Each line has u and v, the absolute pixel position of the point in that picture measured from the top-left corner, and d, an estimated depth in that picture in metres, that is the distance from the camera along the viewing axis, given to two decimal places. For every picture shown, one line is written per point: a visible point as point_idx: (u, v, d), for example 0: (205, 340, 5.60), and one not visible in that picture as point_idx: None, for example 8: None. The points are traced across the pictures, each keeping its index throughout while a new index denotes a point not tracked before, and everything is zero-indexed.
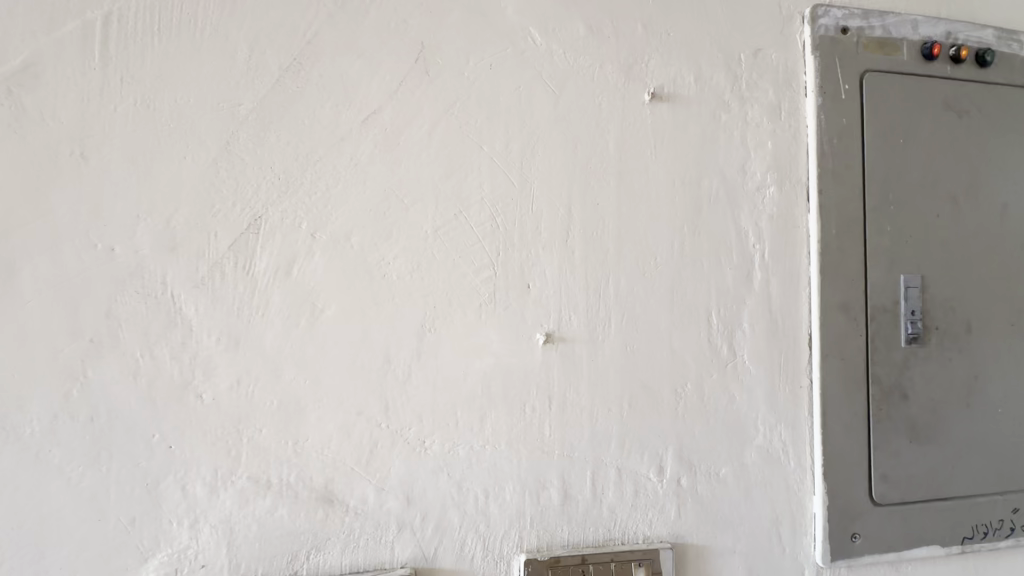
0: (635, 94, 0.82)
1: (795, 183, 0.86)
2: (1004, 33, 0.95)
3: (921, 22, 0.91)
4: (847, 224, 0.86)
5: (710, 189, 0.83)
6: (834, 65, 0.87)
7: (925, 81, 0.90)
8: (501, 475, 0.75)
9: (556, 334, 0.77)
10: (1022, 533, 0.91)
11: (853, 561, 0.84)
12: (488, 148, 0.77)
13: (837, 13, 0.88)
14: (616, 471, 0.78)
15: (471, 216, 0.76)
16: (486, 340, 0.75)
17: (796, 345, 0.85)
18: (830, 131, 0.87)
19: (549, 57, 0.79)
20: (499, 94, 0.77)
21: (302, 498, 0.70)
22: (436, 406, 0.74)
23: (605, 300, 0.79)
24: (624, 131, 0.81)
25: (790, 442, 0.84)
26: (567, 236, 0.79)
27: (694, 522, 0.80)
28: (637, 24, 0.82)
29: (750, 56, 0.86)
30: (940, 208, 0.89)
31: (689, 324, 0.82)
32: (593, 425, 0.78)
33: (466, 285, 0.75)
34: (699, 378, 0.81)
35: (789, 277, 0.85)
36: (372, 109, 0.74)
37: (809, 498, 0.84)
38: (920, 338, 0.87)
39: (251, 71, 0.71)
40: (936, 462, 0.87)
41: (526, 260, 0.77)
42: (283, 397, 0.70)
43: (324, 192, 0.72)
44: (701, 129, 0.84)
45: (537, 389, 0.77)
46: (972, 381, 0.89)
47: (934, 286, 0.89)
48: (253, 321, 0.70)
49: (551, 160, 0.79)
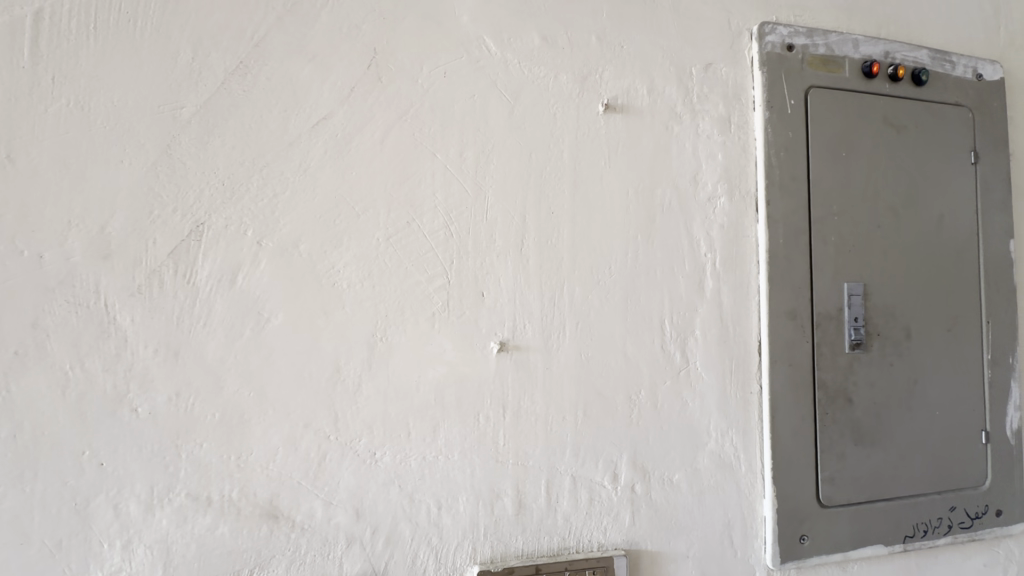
0: (589, 104, 0.83)
1: (745, 194, 0.89)
2: (938, 54, 1.01)
3: (862, 42, 0.95)
4: (794, 234, 0.89)
5: (663, 199, 0.85)
6: (781, 81, 0.90)
7: (866, 98, 0.94)
8: (454, 486, 0.74)
9: (510, 343, 0.77)
10: (958, 530, 0.95)
11: (802, 562, 0.86)
12: (441, 155, 0.77)
13: (783, 30, 0.91)
14: (571, 478, 0.78)
15: (425, 224, 0.75)
16: (440, 349, 0.75)
17: (746, 352, 0.87)
18: (778, 143, 0.89)
19: (504, 65, 0.80)
20: (454, 101, 0.77)
21: (245, 514, 0.67)
22: (387, 417, 0.72)
23: (560, 308, 0.80)
24: (579, 141, 0.82)
25: (741, 447, 0.86)
26: (522, 245, 0.79)
27: (648, 528, 0.81)
28: (591, 36, 0.83)
29: (701, 70, 0.88)
30: (881, 219, 0.93)
31: (643, 332, 0.83)
32: (548, 433, 0.78)
33: (419, 293, 0.74)
34: (652, 385, 0.82)
35: (739, 285, 0.87)
36: (323, 114, 0.73)
37: (759, 502, 0.86)
38: (863, 343, 0.90)
39: (194, 73, 0.69)
40: (879, 464, 0.90)
41: (481, 268, 0.77)
42: (225, 410, 0.68)
43: (271, 199, 0.70)
44: (654, 140, 0.85)
45: (492, 399, 0.76)
46: (912, 385, 0.93)
47: (876, 294, 0.92)
48: (194, 331, 0.67)
49: (506, 168, 0.79)
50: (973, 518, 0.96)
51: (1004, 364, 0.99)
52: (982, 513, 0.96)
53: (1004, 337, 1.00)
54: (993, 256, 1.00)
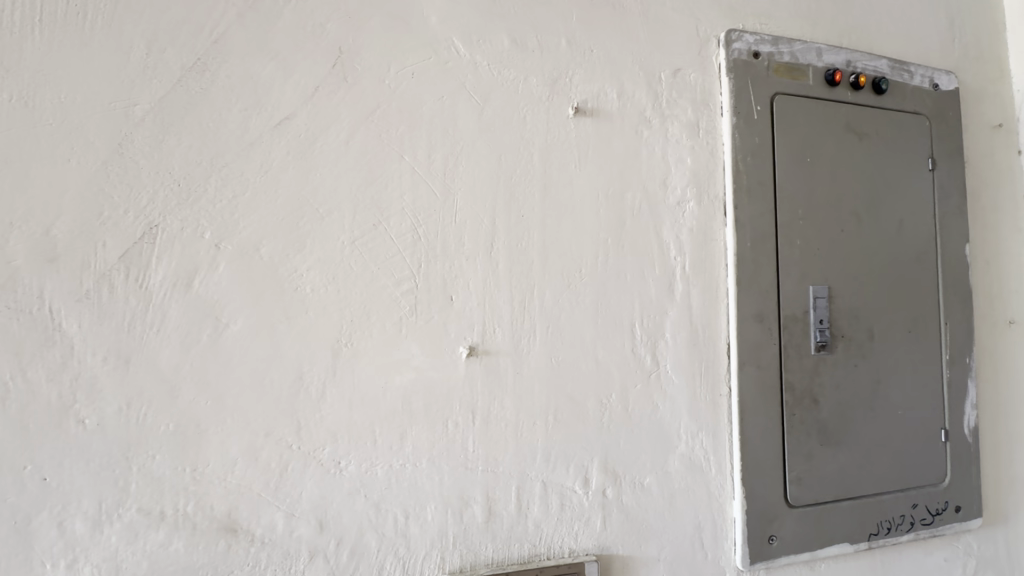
0: (560, 107, 0.83)
1: (713, 198, 0.90)
2: (897, 64, 1.04)
3: (825, 50, 0.98)
4: (761, 237, 0.90)
5: (633, 202, 0.85)
6: (747, 87, 0.92)
7: (829, 105, 0.97)
8: (422, 494, 0.72)
9: (479, 347, 0.76)
10: (920, 526, 0.97)
11: (771, 562, 0.87)
12: (409, 157, 0.75)
13: (749, 38, 0.93)
14: (542, 484, 0.77)
15: (392, 227, 0.74)
16: (407, 355, 0.73)
17: (715, 354, 0.87)
18: (745, 148, 0.91)
19: (473, 68, 0.79)
20: (422, 103, 0.76)
21: (201, 529, 0.64)
22: (353, 424, 0.70)
23: (530, 312, 0.79)
24: (549, 144, 0.82)
25: (711, 449, 0.86)
26: (491, 248, 0.78)
27: (619, 533, 0.80)
28: (561, 40, 0.83)
29: (669, 75, 0.89)
30: (844, 223, 0.96)
31: (614, 335, 0.83)
32: (518, 439, 0.77)
33: (386, 297, 0.73)
34: (623, 388, 0.82)
35: (708, 288, 0.88)
36: (285, 114, 0.71)
37: (729, 503, 0.86)
38: (828, 345, 0.92)
39: (148, 70, 0.66)
40: (844, 463, 0.92)
41: (450, 272, 0.76)
42: (180, 420, 0.65)
43: (230, 200, 0.68)
44: (624, 144, 0.86)
45: (461, 404, 0.75)
46: (875, 385, 0.95)
47: (840, 297, 0.94)
48: (147, 338, 0.64)
49: (475, 171, 0.78)
50: (934, 515, 0.98)
51: (962, 363, 1.03)
52: (942, 509, 0.99)
53: (961, 338, 1.03)
54: (950, 260, 1.04)
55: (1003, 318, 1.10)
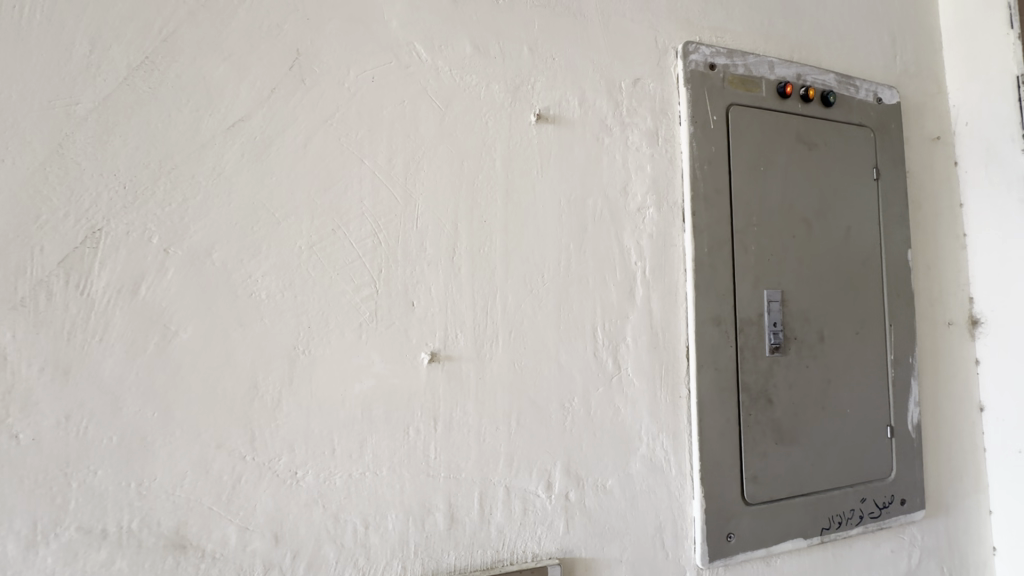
0: (521, 113, 0.84)
1: (672, 204, 0.92)
2: (843, 78, 1.09)
3: (777, 64, 1.02)
4: (718, 243, 0.93)
5: (594, 208, 0.87)
6: (704, 98, 0.95)
7: (781, 116, 1.01)
8: (382, 503, 0.71)
9: (441, 353, 0.76)
10: (869, 520, 1.02)
11: (729, 559, 0.89)
12: (369, 161, 0.75)
13: (705, 50, 0.96)
14: (505, 489, 0.77)
15: (351, 232, 0.73)
16: (367, 361, 0.72)
17: (674, 357, 0.90)
18: (702, 157, 0.93)
19: (434, 73, 0.79)
20: (382, 106, 0.76)
21: (147, 546, 0.62)
22: (310, 433, 0.69)
23: (493, 317, 0.79)
24: (511, 150, 0.82)
25: (671, 450, 0.88)
26: (453, 253, 0.78)
27: (582, 536, 0.81)
28: (523, 47, 0.84)
29: (630, 84, 0.91)
30: (795, 230, 1.00)
31: (576, 339, 0.83)
32: (481, 444, 0.77)
33: (345, 303, 0.72)
34: (585, 392, 0.83)
35: (667, 293, 0.90)
36: (240, 115, 0.69)
37: (689, 503, 0.88)
38: (781, 347, 0.96)
39: (92, 67, 0.64)
40: (797, 461, 0.95)
41: (411, 277, 0.75)
42: (125, 432, 0.62)
43: (180, 204, 0.66)
44: (585, 151, 0.87)
45: (422, 411, 0.74)
46: (826, 385, 0.99)
47: (793, 300, 0.98)
48: (89, 348, 0.61)
49: (437, 176, 0.78)
50: (881, 508, 1.03)
51: (905, 363, 1.08)
52: (889, 502, 1.04)
53: (905, 338, 1.09)
54: (894, 265, 1.09)
55: (943, 319, 1.17)
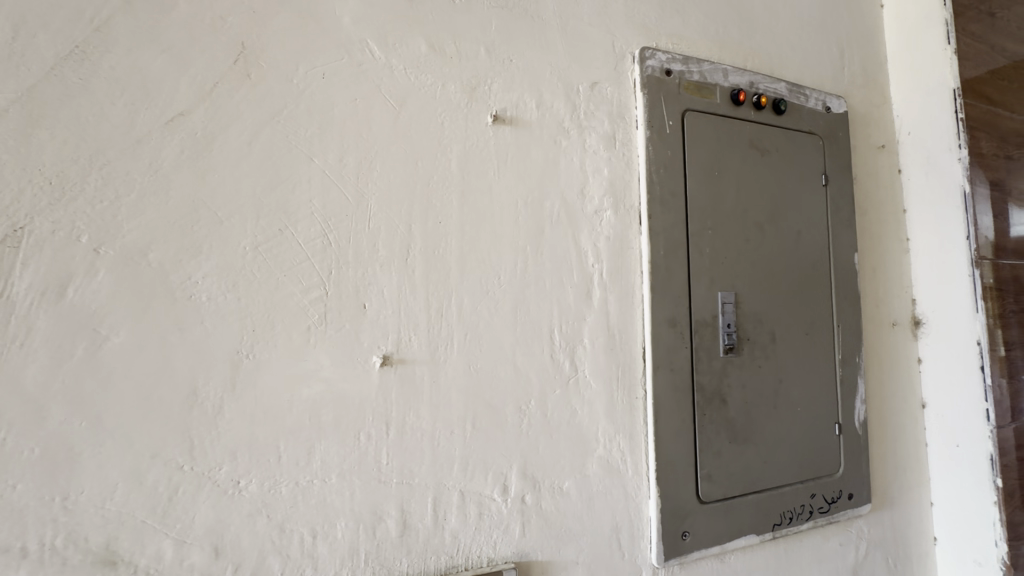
0: (478, 114, 0.83)
1: (628, 207, 0.93)
2: (794, 87, 1.13)
3: (730, 72, 1.04)
4: (674, 246, 0.94)
5: (551, 210, 0.87)
6: (660, 103, 0.96)
7: (734, 122, 1.03)
8: (331, 511, 0.69)
9: (394, 356, 0.74)
10: (818, 515, 1.05)
11: (684, 558, 0.90)
12: (319, 160, 0.73)
13: (661, 56, 0.97)
14: (460, 494, 0.76)
15: (299, 232, 0.71)
16: (315, 366, 0.70)
17: (631, 358, 0.91)
18: (658, 161, 0.95)
19: (388, 71, 0.78)
20: (333, 104, 0.74)
21: (73, 564, 0.58)
22: (254, 440, 0.66)
23: (448, 319, 0.78)
24: (467, 151, 0.82)
25: (627, 450, 0.89)
26: (407, 255, 0.77)
27: (538, 539, 0.81)
28: (480, 48, 0.84)
29: (587, 88, 0.92)
30: (748, 233, 1.02)
31: (532, 342, 0.83)
32: (435, 448, 0.76)
33: (292, 305, 0.69)
34: (542, 394, 0.83)
35: (624, 295, 0.91)
36: (179, 110, 0.66)
37: (645, 503, 0.89)
38: (735, 347, 0.98)
39: (16, 56, 0.60)
40: (750, 459, 0.97)
41: (362, 278, 0.74)
42: (49, 443, 0.58)
43: (113, 201, 0.62)
44: (542, 153, 0.87)
45: (374, 416, 0.73)
46: (777, 384, 1.02)
47: (746, 302, 1.00)
48: (8, 354, 0.57)
49: (390, 176, 0.76)
50: (830, 503, 1.07)
51: (852, 362, 1.12)
52: (837, 497, 1.08)
53: (852, 339, 1.13)
54: (841, 268, 1.13)
55: (887, 320, 1.22)
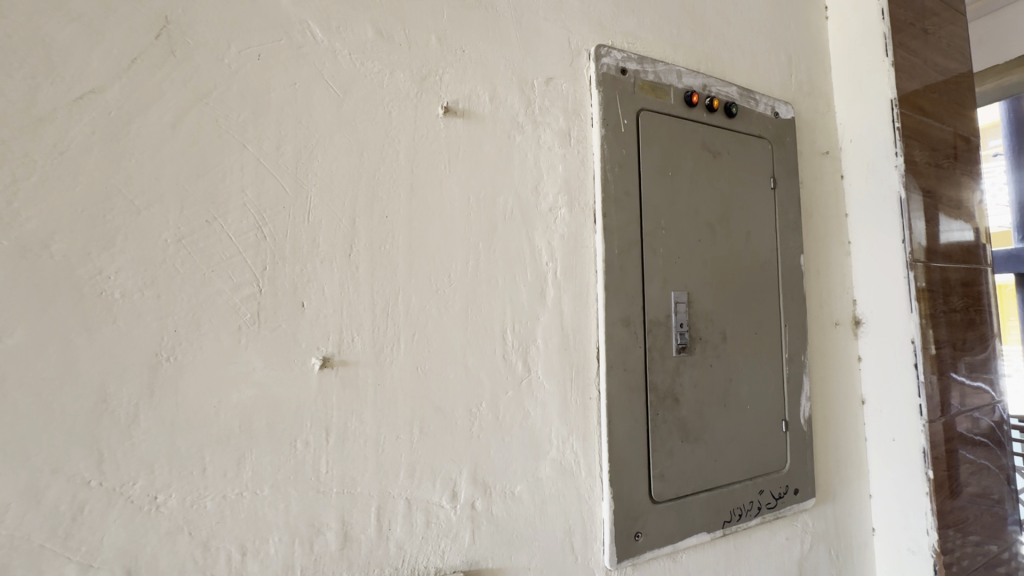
0: (428, 105, 0.80)
1: (583, 206, 0.92)
2: (744, 91, 1.15)
3: (684, 74, 1.05)
4: (628, 245, 0.94)
5: (505, 207, 0.85)
6: (615, 101, 0.96)
7: (687, 123, 1.04)
8: (263, 525, 0.64)
9: (335, 358, 0.70)
10: (766, 510, 1.07)
11: (637, 558, 0.89)
12: (253, 147, 0.67)
13: (617, 54, 0.97)
14: (406, 501, 0.73)
15: (230, 224, 0.65)
16: (247, 369, 0.65)
17: (585, 359, 0.89)
18: (614, 159, 0.94)
19: (331, 55, 0.73)
20: (270, 88, 0.69)
21: None
22: (175, 452, 0.60)
23: (394, 319, 0.74)
24: (416, 143, 0.78)
25: (581, 451, 0.88)
26: (350, 250, 0.72)
27: (489, 546, 0.78)
28: (430, 36, 0.81)
29: (542, 83, 0.90)
30: (700, 234, 1.03)
31: (483, 342, 0.81)
32: (379, 454, 0.72)
33: (221, 303, 0.64)
34: (493, 396, 0.81)
35: (578, 294, 0.90)
36: (91, 87, 0.60)
37: (598, 504, 0.88)
38: (687, 347, 0.99)
39: None
40: (702, 457, 0.98)
41: (301, 275, 0.69)
42: None
43: (7, 186, 0.55)
44: (496, 148, 0.85)
45: (313, 421, 0.68)
46: (728, 383, 1.04)
47: (698, 302, 1.01)
48: None
49: (332, 166, 0.72)
50: (777, 498, 1.09)
51: (798, 360, 1.16)
52: (784, 492, 1.10)
53: (798, 338, 1.16)
54: (788, 269, 1.17)
55: (830, 320, 1.26)
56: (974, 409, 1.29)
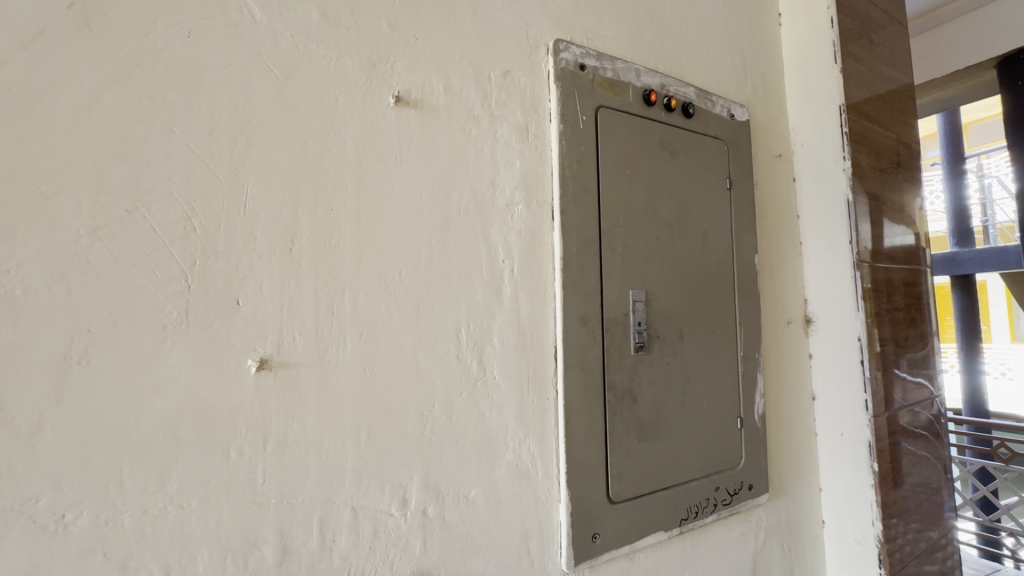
0: (379, 94, 0.76)
1: (541, 202, 0.90)
2: (701, 92, 1.16)
3: (642, 72, 1.05)
4: (586, 243, 0.93)
5: (459, 202, 0.82)
6: (574, 97, 0.94)
7: (646, 121, 1.04)
8: (191, 543, 0.59)
9: (274, 359, 0.66)
10: (722, 507, 1.08)
11: (594, 560, 0.88)
12: (182, 131, 0.62)
13: (575, 50, 0.96)
14: (352, 511, 0.69)
15: (154, 214, 0.60)
16: (172, 372, 0.60)
17: (542, 358, 0.88)
18: (572, 155, 0.92)
19: (271, 37, 0.69)
20: (202, 69, 0.64)
21: None
22: (87, 464, 0.55)
23: (339, 318, 0.70)
24: (364, 133, 0.74)
25: (537, 453, 0.86)
26: (291, 245, 0.68)
27: (441, 553, 0.75)
28: (381, 22, 0.77)
29: (499, 76, 0.88)
30: (658, 233, 1.03)
31: (436, 342, 0.78)
32: (322, 461, 0.68)
33: (143, 301, 0.59)
34: (446, 398, 0.78)
35: (535, 293, 0.88)
36: None
37: (554, 507, 0.86)
38: (645, 346, 0.98)
39: None
40: (659, 455, 0.98)
41: (236, 271, 0.64)
42: None
43: None
44: (450, 141, 0.82)
45: (248, 428, 0.63)
46: (684, 381, 1.04)
47: (655, 301, 1.02)
48: None
49: (272, 155, 0.67)
50: (732, 495, 1.10)
51: (753, 358, 1.17)
52: (739, 488, 1.12)
53: (752, 336, 1.18)
54: (743, 269, 1.18)
55: (783, 319, 1.29)
56: (915, 403, 1.34)
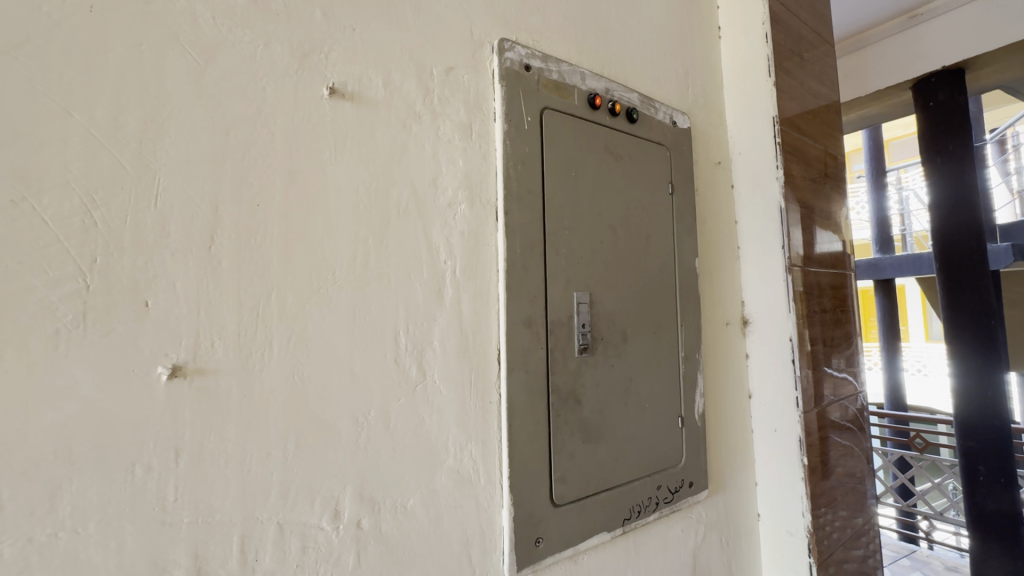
0: (312, 85, 0.72)
1: (484, 203, 0.89)
2: (645, 98, 1.19)
3: (588, 76, 1.06)
4: (530, 244, 0.92)
5: (399, 200, 0.79)
6: (519, 97, 0.93)
7: (591, 124, 1.05)
8: (87, 572, 0.53)
9: (188, 366, 0.60)
10: (664, 505, 1.10)
11: (537, 565, 0.87)
12: (81, 115, 0.56)
13: (521, 50, 0.95)
14: (277, 527, 0.65)
15: (47, 206, 0.54)
16: (67, 382, 0.54)
17: (485, 361, 0.86)
18: (516, 156, 0.92)
19: (190, 17, 0.63)
20: (107, 47, 0.58)
21: None
22: None
23: (266, 321, 0.66)
24: (296, 125, 0.70)
25: (479, 458, 0.84)
26: (211, 242, 0.63)
27: (376, 567, 0.72)
28: (315, 9, 0.73)
29: (442, 72, 0.86)
30: (602, 235, 1.04)
31: (373, 345, 0.74)
32: (244, 475, 0.63)
33: (32, 303, 0.52)
34: (383, 404, 0.75)
35: (477, 295, 0.87)
36: None
37: (497, 513, 0.85)
38: (589, 347, 0.99)
39: None
40: (603, 456, 0.99)
41: (145, 269, 0.59)
42: None
43: None
44: (390, 136, 0.79)
45: (158, 441, 0.58)
46: (628, 382, 1.05)
47: (600, 303, 1.02)
48: None
49: (189, 145, 0.62)
50: (673, 492, 1.12)
51: (693, 358, 1.21)
52: (679, 486, 1.14)
53: (692, 336, 1.21)
54: (684, 271, 1.22)
55: (722, 320, 1.34)
56: (841, 399, 1.42)
